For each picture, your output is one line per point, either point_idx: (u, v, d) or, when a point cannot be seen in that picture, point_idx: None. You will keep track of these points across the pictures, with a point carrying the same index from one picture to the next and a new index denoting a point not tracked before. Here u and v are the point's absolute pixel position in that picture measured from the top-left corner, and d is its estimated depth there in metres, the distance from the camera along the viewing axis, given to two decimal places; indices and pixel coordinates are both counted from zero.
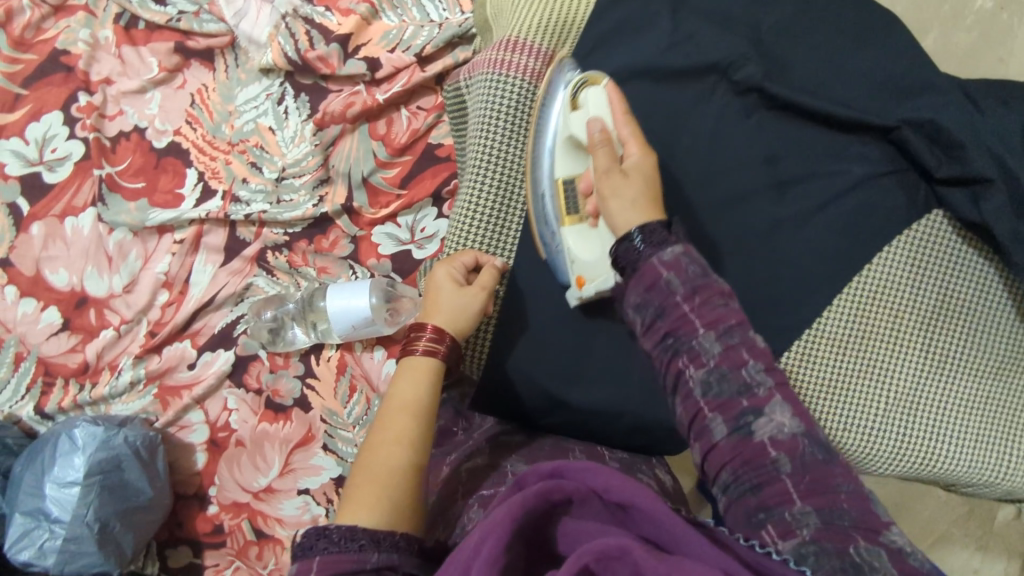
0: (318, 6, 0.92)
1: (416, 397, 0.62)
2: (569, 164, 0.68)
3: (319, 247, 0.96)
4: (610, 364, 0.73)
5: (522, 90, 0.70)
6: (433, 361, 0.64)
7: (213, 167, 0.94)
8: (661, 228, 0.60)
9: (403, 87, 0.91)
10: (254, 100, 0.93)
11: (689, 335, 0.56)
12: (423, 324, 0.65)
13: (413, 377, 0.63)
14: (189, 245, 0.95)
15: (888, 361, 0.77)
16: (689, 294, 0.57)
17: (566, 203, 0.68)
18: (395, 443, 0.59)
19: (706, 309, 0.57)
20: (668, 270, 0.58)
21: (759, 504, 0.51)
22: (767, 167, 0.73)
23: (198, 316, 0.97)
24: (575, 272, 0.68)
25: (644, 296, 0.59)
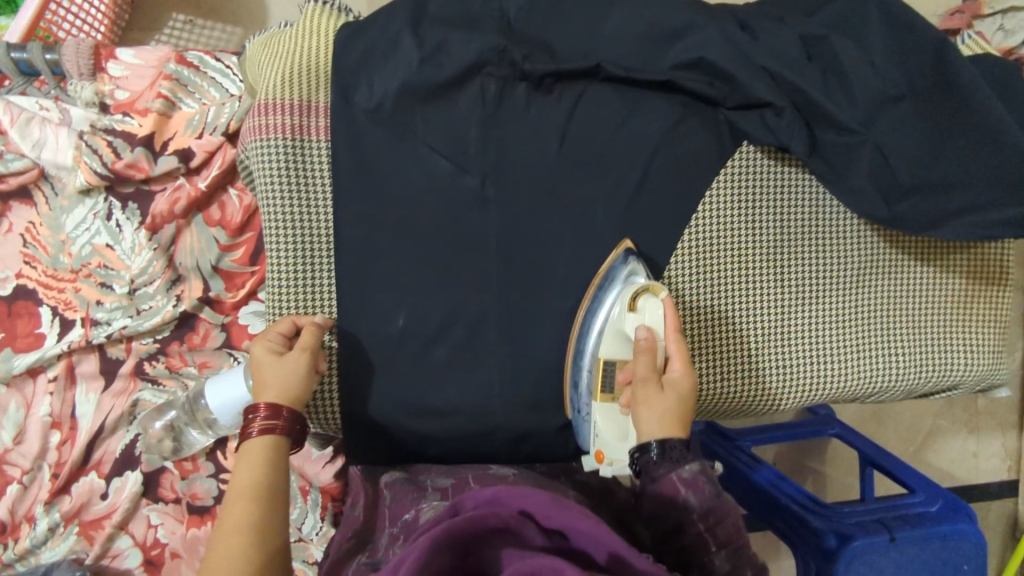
0: (115, 114, 0.90)
1: (255, 480, 0.61)
2: (619, 349, 0.68)
3: (192, 344, 0.95)
4: (468, 390, 0.72)
5: (290, 149, 0.69)
6: (272, 438, 0.64)
7: (63, 299, 0.94)
8: (677, 441, 0.59)
9: (221, 168, 0.91)
10: (83, 223, 0.92)
11: (701, 552, 0.55)
12: (256, 406, 0.65)
13: (252, 461, 0.63)
14: (64, 380, 0.94)
15: (743, 303, 0.77)
16: (706, 514, 0.56)
17: (602, 382, 0.68)
18: (237, 531, 0.58)
19: (720, 532, 0.55)
20: (687, 488, 0.57)
21: None
22: (557, 152, 0.71)
23: (95, 446, 0.96)
24: (593, 446, 0.68)
25: (659, 508, 0.58)
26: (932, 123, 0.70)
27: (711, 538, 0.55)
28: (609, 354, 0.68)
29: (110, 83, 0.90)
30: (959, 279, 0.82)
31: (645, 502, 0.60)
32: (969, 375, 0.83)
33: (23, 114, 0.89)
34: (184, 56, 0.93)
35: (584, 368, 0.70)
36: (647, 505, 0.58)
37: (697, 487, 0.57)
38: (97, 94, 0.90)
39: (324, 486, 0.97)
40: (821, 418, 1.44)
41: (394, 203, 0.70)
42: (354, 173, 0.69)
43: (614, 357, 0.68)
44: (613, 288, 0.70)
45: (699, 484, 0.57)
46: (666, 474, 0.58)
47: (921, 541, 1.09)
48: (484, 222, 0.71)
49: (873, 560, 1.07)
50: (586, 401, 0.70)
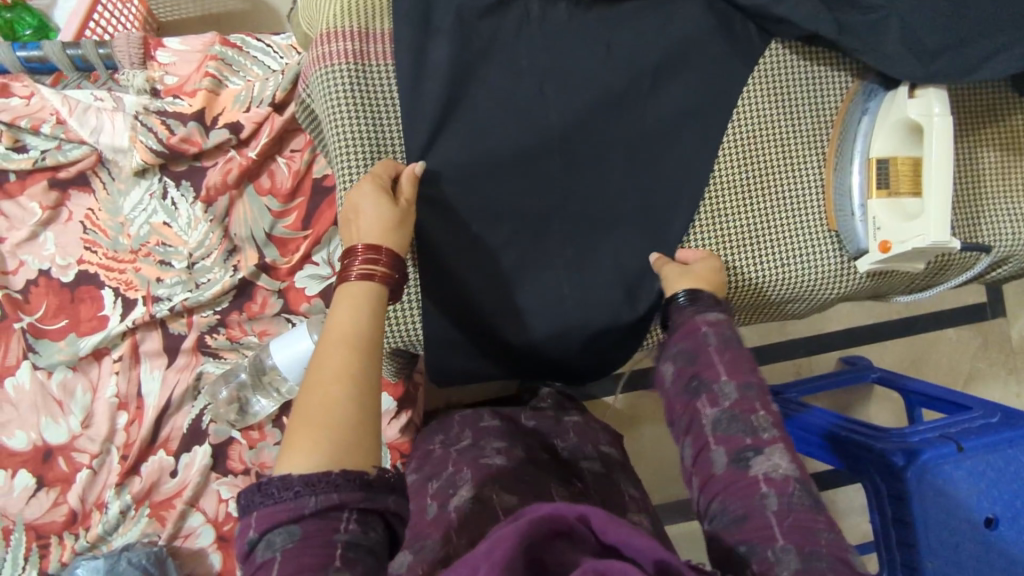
0: (166, 98, 0.95)
1: (349, 322, 0.59)
2: (890, 145, 0.75)
3: (251, 313, 0.98)
4: (528, 292, 0.75)
5: (354, 74, 0.73)
6: (369, 283, 0.62)
7: (125, 279, 0.96)
8: (707, 293, 0.71)
9: (270, 137, 0.95)
10: (141, 205, 0.96)
11: (712, 379, 0.65)
12: (353, 248, 0.64)
13: (351, 303, 0.60)
14: (129, 359, 0.96)
15: (797, 190, 0.80)
16: (720, 347, 0.66)
17: (878, 178, 0.75)
18: (335, 381, 0.55)
19: (732, 363, 0.65)
20: (710, 326, 0.68)
21: (731, 499, 0.58)
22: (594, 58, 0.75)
23: (162, 424, 0.97)
24: (877, 239, 0.75)
25: (681, 343, 0.68)
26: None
27: (721, 368, 0.65)
28: (882, 151, 0.75)
29: (160, 70, 0.96)
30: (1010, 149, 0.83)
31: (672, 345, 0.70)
32: (1018, 244, 0.84)
33: (79, 104, 0.94)
34: (227, 39, 0.98)
35: (854, 170, 0.77)
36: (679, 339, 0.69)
37: (717, 328, 0.68)
38: (147, 81, 0.96)
39: (392, 443, 0.98)
40: (861, 365, 1.40)
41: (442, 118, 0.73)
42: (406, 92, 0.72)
43: (897, 155, 0.75)
44: (875, 101, 0.77)
45: (722, 326, 0.68)
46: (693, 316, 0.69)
47: (991, 448, 1.07)
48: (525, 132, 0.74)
49: (947, 471, 1.04)
50: (859, 201, 0.77)
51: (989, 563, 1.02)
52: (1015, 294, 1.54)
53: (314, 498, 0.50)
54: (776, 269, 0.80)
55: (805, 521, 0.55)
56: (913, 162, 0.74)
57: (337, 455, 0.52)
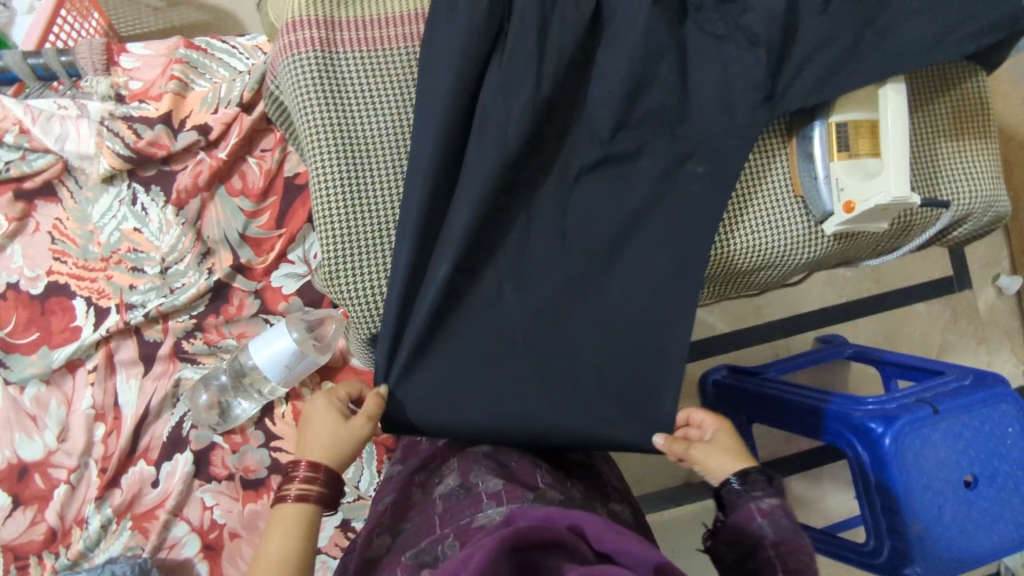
0: (132, 103, 0.95)
1: (279, 552, 0.63)
2: (849, 110, 0.75)
3: (228, 315, 0.97)
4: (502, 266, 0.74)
5: (321, 60, 0.73)
6: (303, 506, 0.65)
7: (97, 288, 0.95)
8: (761, 475, 0.67)
9: (239, 137, 0.95)
10: (109, 212, 0.95)
11: (771, 572, 0.59)
12: (297, 463, 0.68)
13: (282, 527, 0.64)
14: (104, 369, 0.94)
15: (761, 159, 0.81)
16: (776, 540, 0.61)
17: (838, 142, 0.76)
18: (264, 568, 0.62)
19: (793, 558, 0.59)
20: (763, 516, 0.63)
21: None
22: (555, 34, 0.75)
23: (142, 433, 0.95)
24: (841, 200, 0.76)
25: (735, 531, 0.64)
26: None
27: (780, 563, 0.59)
28: (842, 116, 0.75)
29: (124, 75, 0.95)
30: (965, 116, 0.86)
31: (723, 533, 0.67)
32: (975, 204, 0.86)
33: (43, 113, 0.92)
34: (192, 42, 0.98)
35: (815, 135, 0.78)
36: (730, 526, 0.65)
37: (773, 516, 0.63)
38: (112, 86, 0.95)
39: (379, 438, 0.98)
40: (834, 343, 1.41)
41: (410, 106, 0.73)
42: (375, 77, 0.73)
43: (856, 119, 0.75)
44: None
45: (775, 514, 0.63)
46: (744, 501, 0.65)
47: (966, 410, 1.09)
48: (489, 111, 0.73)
49: (926, 435, 1.05)
50: (822, 165, 0.77)
51: (970, 521, 1.05)
52: (977, 266, 1.58)
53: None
54: (746, 239, 0.80)
55: None
56: (872, 125, 0.75)
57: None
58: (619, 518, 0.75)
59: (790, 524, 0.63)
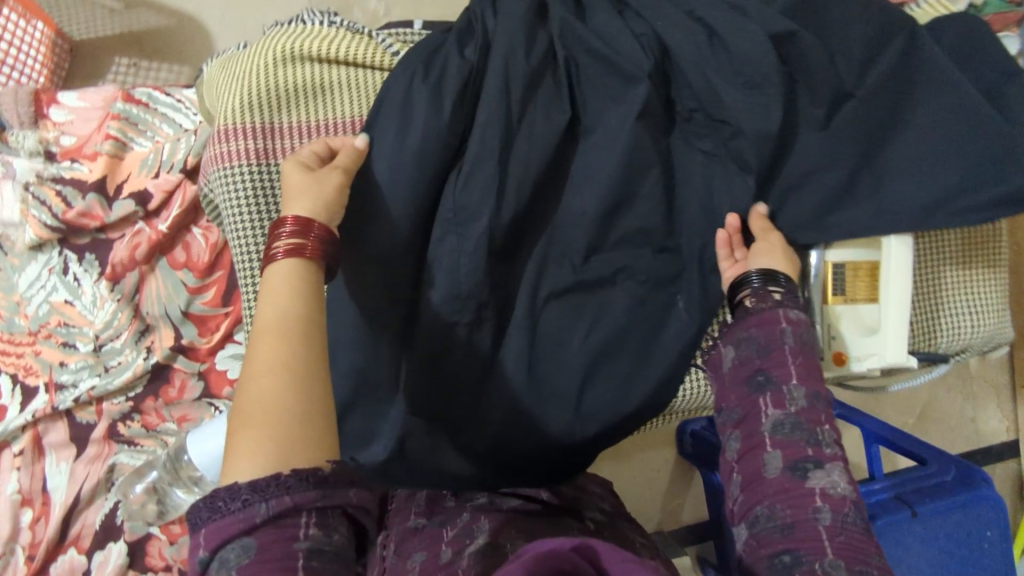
0: (64, 161, 0.85)
1: (281, 313, 0.49)
2: (850, 251, 0.69)
3: (168, 398, 0.89)
4: (455, 402, 0.68)
5: (256, 175, 0.65)
6: (299, 261, 0.53)
7: (23, 364, 0.87)
8: (778, 279, 0.64)
9: (181, 208, 0.86)
10: (37, 281, 0.86)
11: (782, 384, 0.59)
12: (280, 222, 0.54)
13: (275, 289, 0.51)
14: (31, 453, 0.87)
15: None
16: (797, 350, 0.60)
17: (833, 283, 0.69)
18: (267, 372, 0.46)
19: (807, 370, 0.59)
20: (789, 323, 0.61)
21: (787, 547, 0.51)
22: (525, 149, 0.67)
23: (72, 520, 0.88)
24: (829, 350, 0.70)
25: (756, 333, 0.62)
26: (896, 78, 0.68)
27: (793, 371, 0.59)
28: (839, 255, 0.69)
29: (55, 130, 0.86)
30: (973, 239, 0.78)
31: (735, 334, 0.64)
32: (977, 337, 0.79)
33: None
34: (131, 94, 0.88)
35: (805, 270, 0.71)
36: (749, 328, 0.62)
37: (796, 327, 0.61)
38: (41, 142, 0.85)
39: None
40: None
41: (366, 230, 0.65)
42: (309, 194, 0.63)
43: (854, 260, 0.69)
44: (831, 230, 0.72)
45: (801, 324, 0.61)
46: (768, 308, 0.62)
47: (944, 512, 1.03)
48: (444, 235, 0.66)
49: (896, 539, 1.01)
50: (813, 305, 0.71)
51: None
52: None
53: (266, 504, 0.42)
54: None
55: (853, 539, 0.51)
56: (871, 267, 0.69)
57: (283, 446, 0.44)
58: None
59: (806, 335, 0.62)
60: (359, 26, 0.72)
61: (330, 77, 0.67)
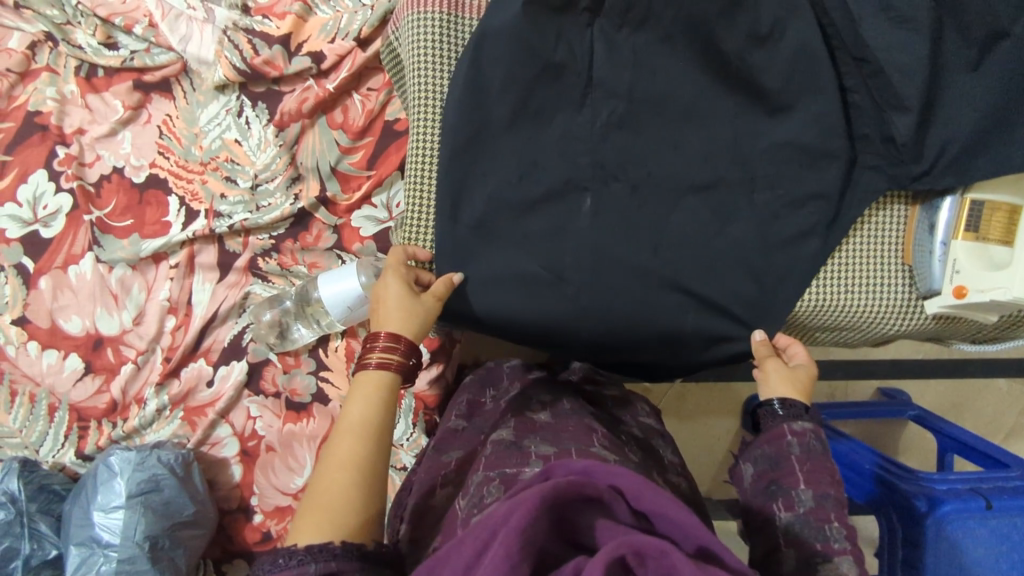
0: (256, 16, 0.96)
1: (366, 417, 0.62)
2: (992, 188, 0.70)
3: (305, 243, 0.99)
4: (578, 268, 0.73)
5: (445, 22, 0.74)
6: (385, 373, 0.65)
7: (191, 190, 0.98)
8: (799, 403, 0.69)
9: (349, 72, 0.94)
10: (216, 118, 0.97)
11: (789, 484, 0.64)
12: (376, 334, 0.67)
13: (363, 396, 0.63)
14: (184, 268, 0.99)
15: (873, 231, 0.77)
16: (804, 460, 0.65)
17: (968, 220, 0.71)
18: (342, 468, 0.58)
19: (813, 474, 0.64)
20: (794, 436, 0.66)
21: (786, 529, 0.62)
22: (687, 45, 0.71)
23: (207, 334, 1.00)
24: (951, 284, 0.72)
25: (766, 450, 0.67)
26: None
27: (801, 476, 0.64)
28: (980, 194, 0.71)
29: None
30: None
31: (751, 452, 0.70)
32: None
33: (173, 10, 0.96)
34: None
35: (944, 206, 0.73)
36: (763, 445, 0.68)
37: (804, 440, 0.66)
38: None
39: (420, 393, 0.99)
40: (898, 401, 1.27)
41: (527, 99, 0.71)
42: (484, 42, 0.70)
43: (995, 200, 0.70)
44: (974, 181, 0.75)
45: (807, 437, 0.66)
46: (779, 423, 0.68)
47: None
48: (598, 118, 0.72)
49: (968, 526, 0.96)
50: (942, 240, 0.73)
51: None
52: None
53: (315, 564, 0.51)
54: (842, 302, 0.76)
55: (824, 513, 0.62)
56: (1011, 209, 0.70)
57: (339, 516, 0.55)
58: (677, 493, 0.76)
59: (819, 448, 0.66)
60: None
61: None
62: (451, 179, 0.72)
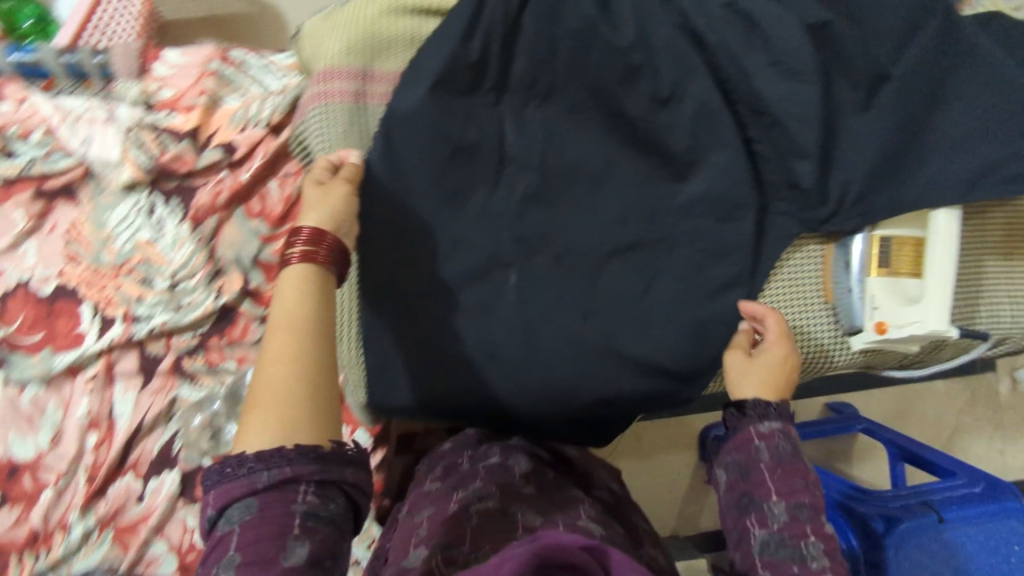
0: (161, 111, 0.93)
1: (295, 313, 0.54)
2: (895, 224, 0.72)
3: (231, 338, 0.95)
4: (512, 348, 0.72)
5: (351, 113, 0.72)
6: (310, 264, 0.57)
7: (105, 295, 0.93)
8: (769, 402, 0.64)
9: (263, 160, 0.92)
10: (126, 219, 0.93)
11: (761, 497, 0.59)
12: (298, 228, 0.59)
13: (289, 290, 0.55)
14: (103, 379, 0.93)
15: (791, 277, 0.77)
16: (773, 466, 0.60)
17: (878, 256, 0.72)
18: (278, 361, 0.51)
19: (784, 482, 0.59)
20: (761, 439, 0.62)
21: (766, 562, 0.56)
22: (592, 112, 0.72)
23: (133, 445, 0.94)
24: (872, 320, 0.73)
25: (735, 457, 0.63)
26: (948, 62, 0.72)
27: (772, 487, 0.59)
28: (885, 231, 0.72)
29: (157, 82, 0.94)
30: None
31: (723, 457, 0.64)
32: (1017, 327, 0.81)
33: (72, 113, 0.93)
34: (228, 55, 0.96)
35: (855, 244, 0.75)
36: (730, 451, 0.63)
37: (772, 442, 0.61)
38: (143, 93, 0.94)
39: None
40: (845, 417, 1.28)
41: (439, 180, 0.70)
42: (391, 126, 0.69)
43: (900, 235, 0.72)
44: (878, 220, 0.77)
45: (774, 440, 0.61)
46: (745, 425, 0.63)
47: (967, 520, 1.01)
48: (515, 194, 0.72)
49: (925, 543, 0.98)
50: (857, 277, 0.74)
51: None
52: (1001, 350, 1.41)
53: (267, 472, 0.48)
54: None
55: (800, 527, 0.56)
56: (916, 241, 0.72)
57: (288, 428, 0.50)
58: (655, 566, 0.67)
59: (789, 451, 0.61)
60: None
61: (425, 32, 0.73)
62: (372, 267, 0.71)
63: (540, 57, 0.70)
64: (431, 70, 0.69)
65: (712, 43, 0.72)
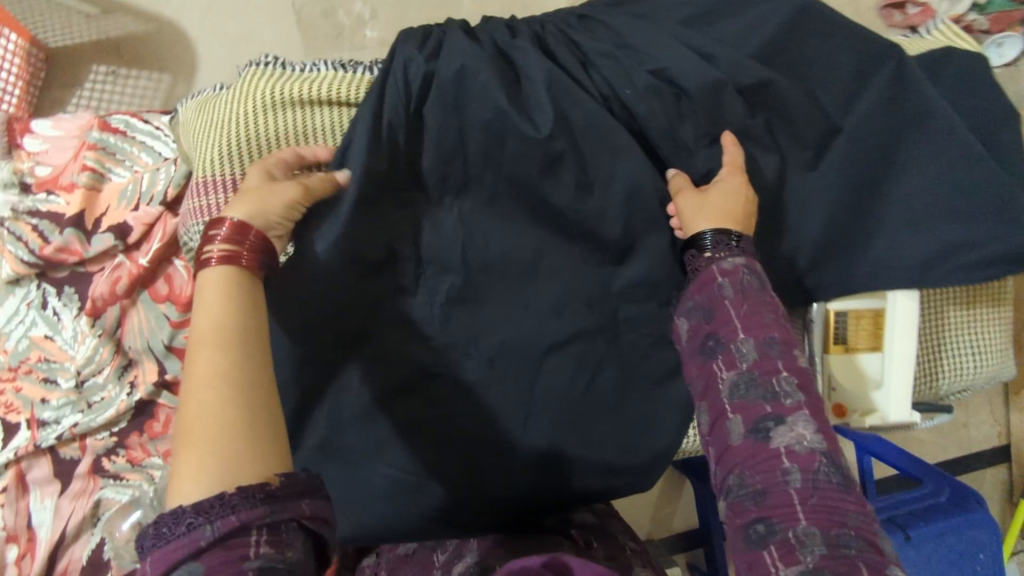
0: (40, 193, 0.82)
1: (220, 323, 0.45)
2: (851, 301, 0.70)
3: (153, 433, 0.88)
4: (451, 463, 0.66)
5: None
6: (231, 266, 0.49)
7: (4, 401, 0.85)
8: (730, 233, 0.60)
9: (162, 241, 0.82)
10: (15, 316, 0.84)
11: (729, 339, 0.57)
12: (218, 221, 0.50)
13: (210, 300, 0.47)
14: (16, 490, 0.86)
15: None
16: (738, 300, 0.58)
17: (836, 332, 0.71)
18: (206, 383, 0.43)
19: (751, 317, 0.56)
20: (724, 277, 0.59)
21: (739, 404, 0.55)
22: (513, 202, 0.66)
23: (57, 557, 0.85)
24: (833, 399, 0.73)
25: (698, 298, 0.61)
26: (895, 121, 0.66)
27: (739, 323, 0.57)
28: (841, 305, 0.70)
29: (29, 160, 0.84)
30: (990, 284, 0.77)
31: (688, 299, 0.63)
32: (982, 375, 0.78)
33: None
34: (107, 122, 0.85)
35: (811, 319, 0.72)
36: (694, 295, 0.61)
37: (735, 277, 0.58)
38: (14, 173, 0.83)
39: None
40: None
41: (351, 293, 0.63)
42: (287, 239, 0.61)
43: (856, 309, 0.70)
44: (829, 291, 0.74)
45: (739, 274, 0.58)
46: (707, 263, 0.60)
47: (937, 538, 1.01)
48: (437, 299, 0.66)
49: None
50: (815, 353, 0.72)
51: None
52: None
53: (209, 527, 0.39)
54: None
55: (770, 363, 0.55)
56: (873, 315, 0.70)
57: (227, 470, 0.41)
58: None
59: (756, 284, 0.58)
60: (343, 67, 0.70)
61: (311, 125, 0.66)
62: (286, 393, 0.64)
63: (450, 149, 0.63)
64: (333, 179, 0.61)
65: (640, 118, 0.65)
